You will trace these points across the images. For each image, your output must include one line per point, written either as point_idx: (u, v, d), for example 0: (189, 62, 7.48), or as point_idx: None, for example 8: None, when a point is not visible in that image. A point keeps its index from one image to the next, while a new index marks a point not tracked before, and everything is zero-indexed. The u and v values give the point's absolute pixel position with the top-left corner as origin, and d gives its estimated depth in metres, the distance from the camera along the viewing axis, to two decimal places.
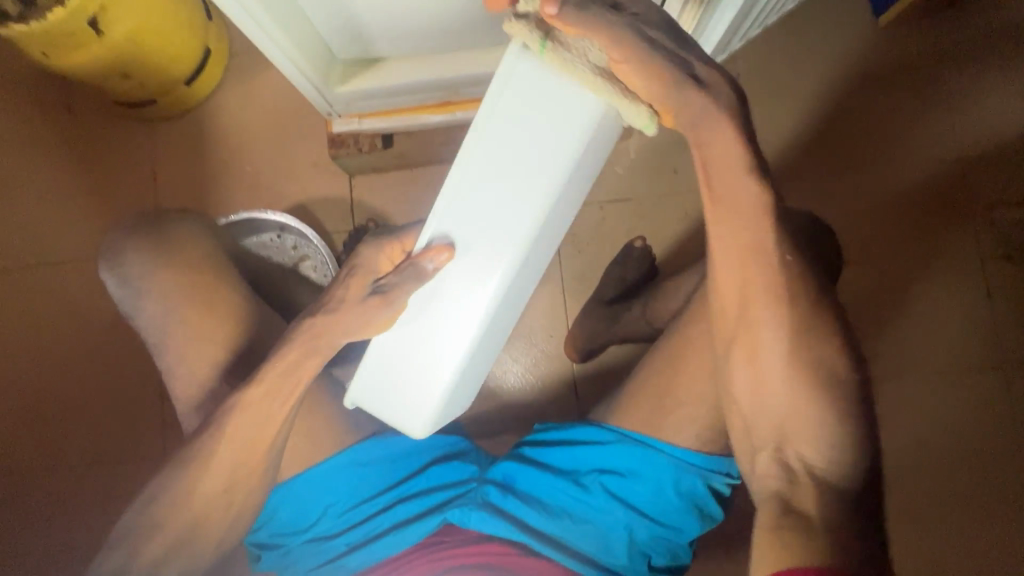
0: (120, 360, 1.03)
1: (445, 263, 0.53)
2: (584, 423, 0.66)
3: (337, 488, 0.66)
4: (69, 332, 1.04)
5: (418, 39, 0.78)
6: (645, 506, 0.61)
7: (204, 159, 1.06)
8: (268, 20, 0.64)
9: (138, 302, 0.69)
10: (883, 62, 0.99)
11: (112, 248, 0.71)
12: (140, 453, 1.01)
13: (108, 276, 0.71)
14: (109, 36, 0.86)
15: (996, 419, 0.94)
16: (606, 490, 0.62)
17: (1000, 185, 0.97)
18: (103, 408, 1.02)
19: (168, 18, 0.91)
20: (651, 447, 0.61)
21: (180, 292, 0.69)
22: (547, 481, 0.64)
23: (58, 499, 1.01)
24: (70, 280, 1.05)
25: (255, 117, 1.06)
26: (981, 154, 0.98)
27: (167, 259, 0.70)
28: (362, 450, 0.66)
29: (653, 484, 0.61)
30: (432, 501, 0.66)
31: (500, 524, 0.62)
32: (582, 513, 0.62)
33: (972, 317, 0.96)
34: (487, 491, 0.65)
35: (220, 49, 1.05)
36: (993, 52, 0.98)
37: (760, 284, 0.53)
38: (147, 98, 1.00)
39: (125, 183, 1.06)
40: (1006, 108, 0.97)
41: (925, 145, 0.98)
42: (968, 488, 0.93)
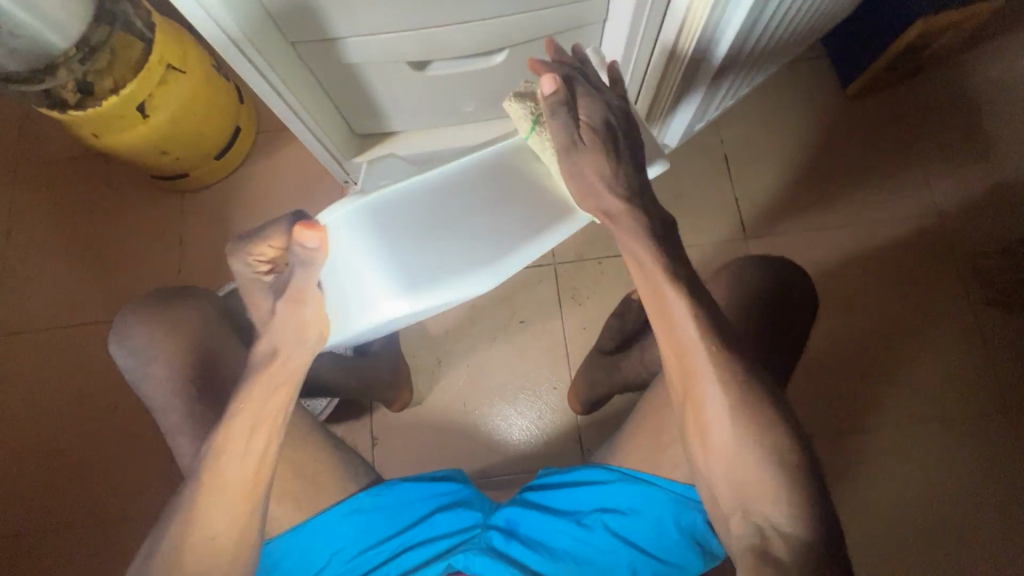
0: (137, 414, 1.06)
1: (317, 243, 0.49)
2: (586, 464, 0.68)
3: (341, 536, 0.66)
4: (90, 390, 1.08)
5: (428, 117, 0.87)
6: (648, 545, 0.62)
7: (228, 223, 1.15)
8: (296, 103, 0.74)
9: (156, 355, 0.72)
10: (854, 126, 1.08)
11: (120, 321, 0.74)
12: (149, 511, 1.02)
13: (116, 349, 0.74)
14: (154, 119, 0.97)
15: (1005, 467, 0.93)
16: (608, 529, 0.63)
17: (979, 235, 1.02)
18: (117, 463, 1.05)
19: (206, 102, 1.02)
20: (652, 485, 0.62)
21: (192, 350, 0.72)
22: (550, 523, 0.64)
23: (66, 555, 1.01)
24: (94, 338, 1.10)
25: (277, 186, 1.16)
26: (958, 207, 1.03)
27: (169, 327, 0.73)
28: (368, 496, 0.68)
29: (654, 521, 0.62)
30: (436, 549, 0.66)
31: (504, 569, 0.62)
32: (584, 555, 0.62)
33: (968, 363, 0.98)
34: (491, 536, 0.65)
35: (250, 126, 1.16)
36: (958, 116, 1.07)
37: (704, 361, 0.53)
38: (180, 171, 1.09)
39: (154, 247, 1.14)
40: (976, 165, 1.05)
41: (903, 200, 1.05)
42: (983, 537, 0.91)
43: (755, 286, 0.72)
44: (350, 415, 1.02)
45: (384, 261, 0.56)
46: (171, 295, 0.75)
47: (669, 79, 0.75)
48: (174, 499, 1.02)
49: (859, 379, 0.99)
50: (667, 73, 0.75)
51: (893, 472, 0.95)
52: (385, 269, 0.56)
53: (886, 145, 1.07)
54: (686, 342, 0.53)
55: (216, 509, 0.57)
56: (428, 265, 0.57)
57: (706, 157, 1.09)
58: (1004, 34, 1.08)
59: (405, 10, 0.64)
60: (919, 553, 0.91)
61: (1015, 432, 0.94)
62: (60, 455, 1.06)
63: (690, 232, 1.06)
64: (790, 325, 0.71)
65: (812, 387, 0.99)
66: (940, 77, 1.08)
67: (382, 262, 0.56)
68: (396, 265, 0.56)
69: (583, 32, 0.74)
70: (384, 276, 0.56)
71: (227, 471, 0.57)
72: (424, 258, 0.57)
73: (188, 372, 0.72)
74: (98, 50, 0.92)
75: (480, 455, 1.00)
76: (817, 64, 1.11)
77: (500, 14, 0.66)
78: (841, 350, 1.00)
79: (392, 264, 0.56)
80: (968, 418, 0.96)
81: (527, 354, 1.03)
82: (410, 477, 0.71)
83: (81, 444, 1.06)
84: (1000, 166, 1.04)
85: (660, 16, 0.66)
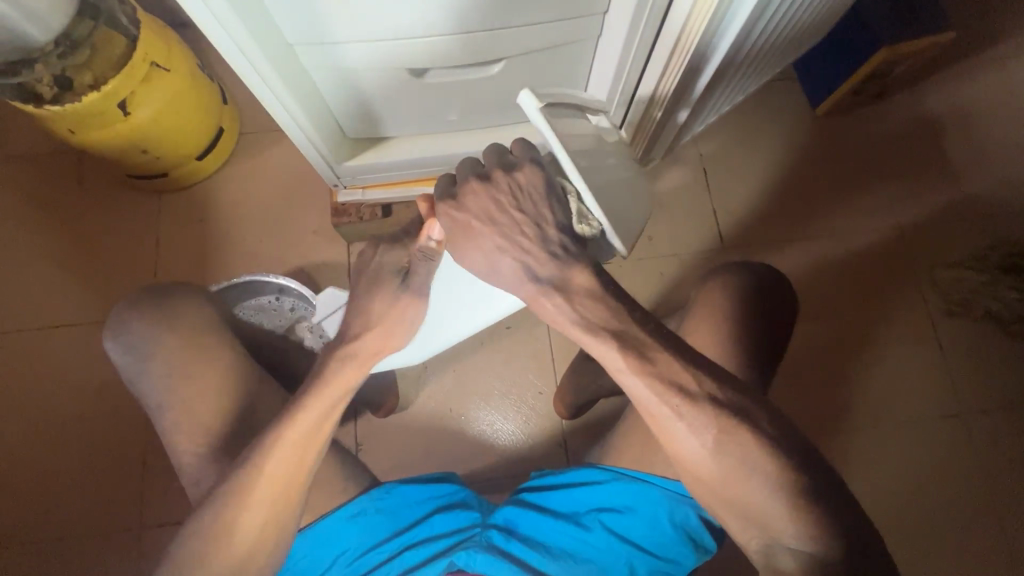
0: (108, 420, 1.02)
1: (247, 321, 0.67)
2: (581, 466, 0.70)
3: (341, 540, 0.67)
4: (61, 398, 1.04)
5: (421, 124, 0.89)
6: (643, 541, 0.64)
7: (208, 225, 1.12)
8: (292, 103, 0.74)
9: (147, 357, 0.71)
10: (823, 145, 1.15)
11: (116, 319, 0.73)
12: (120, 525, 0.98)
13: (111, 344, 0.73)
14: (135, 117, 0.94)
15: (962, 464, 1.00)
16: (606, 528, 0.64)
17: (936, 250, 1.09)
18: (86, 472, 1.01)
19: (190, 101, 1.00)
20: (648, 483, 0.64)
21: (185, 354, 0.71)
22: (548, 523, 0.66)
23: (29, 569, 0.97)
24: (65, 343, 1.06)
25: (259, 189, 1.14)
26: (916, 224, 1.11)
27: (172, 325, 0.72)
28: (369, 499, 0.68)
29: (649, 519, 0.64)
30: (438, 547, 0.65)
31: (504, 566, 0.62)
32: (583, 554, 0.63)
33: (928, 369, 1.04)
34: (491, 535, 0.65)
35: (232, 128, 1.14)
36: (916, 139, 1.14)
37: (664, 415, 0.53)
38: (159, 172, 1.07)
39: (130, 249, 1.11)
40: (933, 184, 1.12)
41: (870, 217, 1.11)
42: (942, 531, 0.97)
43: (739, 294, 0.75)
44: (334, 422, 1.00)
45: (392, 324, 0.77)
46: (170, 290, 0.75)
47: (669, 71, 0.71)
48: (144, 509, 0.98)
49: (829, 383, 1.04)
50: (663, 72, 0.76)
51: (860, 470, 1.00)
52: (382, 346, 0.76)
53: (851, 162, 1.14)
54: (633, 391, 0.53)
55: (260, 516, 0.58)
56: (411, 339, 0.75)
57: (686, 171, 1.13)
58: (956, 65, 1.16)
59: (406, 16, 0.65)
60: None
61: (970, 433, 1.01)
62: (24, 468, 1.01)
63: (670, 243, 1.10)
64: (772, 333, 0.74)
65: (784, 392, 1.04)
66: (900, 101, 1.16)
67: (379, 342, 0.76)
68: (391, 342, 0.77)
69: (576, 47, 0.76)
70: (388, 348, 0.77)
71: (288, 479, 0.59)
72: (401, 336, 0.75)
73: (174, 379, 0.70)
74: (79, 46, 0.89)
75: (466, 461, 1.00)
76: (790, 85, 1.17)
77: (501, 24, 0.68)
78: (812, 355, 1.06)
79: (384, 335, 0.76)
80: (928, 421, 1.02)
81: (513, 360, 1.04)
82: (407, 481, 0.72)
83: (48, 455, 1.01)
84: (953, 185, 1.12)
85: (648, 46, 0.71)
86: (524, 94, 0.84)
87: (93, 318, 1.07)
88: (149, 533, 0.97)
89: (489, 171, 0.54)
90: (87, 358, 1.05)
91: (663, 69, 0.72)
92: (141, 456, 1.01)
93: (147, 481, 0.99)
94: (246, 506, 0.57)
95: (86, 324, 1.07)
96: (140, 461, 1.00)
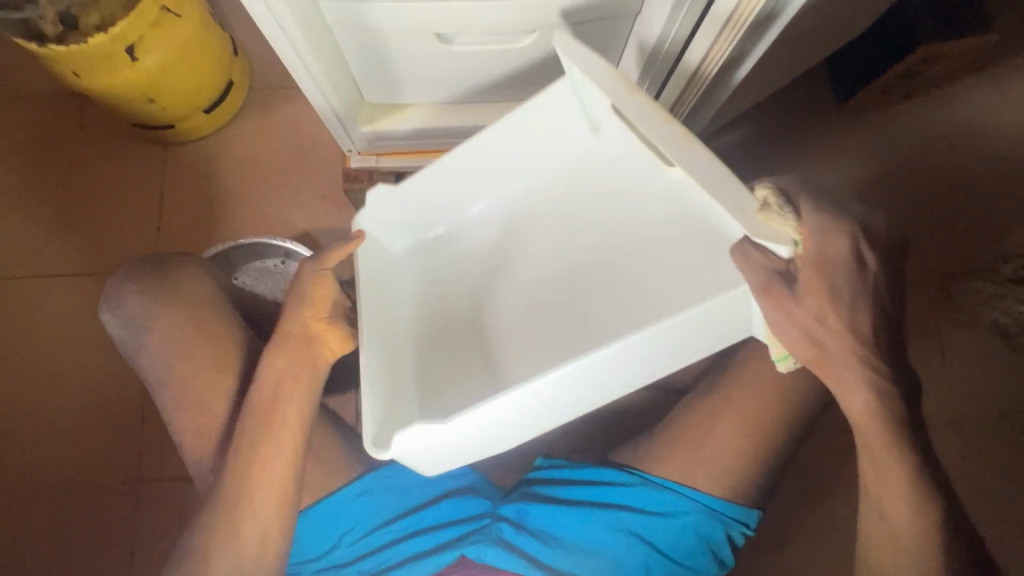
0: (110, 374, 1.02)
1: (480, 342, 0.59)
2: (603, 465, 0.70)
3: (354, 519, 0.69)
4: (62, 351, 1.03)
5: (443, 93, 0.85)
6: (664, 546, 0.66)
7: (215, 183, 1.09)
8: (311, 57, 0.70)
9: (148, 324, 0.70)
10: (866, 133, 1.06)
11: (111, 290, 0.72)
12: (119, 480, 0.98)
13: (108, 317, 0.71)
14: (142, 64, 0.90)
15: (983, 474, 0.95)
16: (627, 530, 0.66)
17: (970, 253, 1.01)
18: (88, 423, 1.00)
19: (199, 50, 0.96)
20: (679, 493, 0.66)
21: (186, 329, 0.70)
22: (563, 518, 0.67)
23: (30, 514, 0.98)
24: (66, 294, 1.04)
25: (268, 149, 1.10)
26: (950, 222, 1.02)
27: (171, 300, 0.71)
28: (375, 479, 0.69)
29: (675, 526, 0.66)
30: (450, 535, 0.68)
31: (513, 560, 0.65)
32: (596, 551, 0.66)
33: (958, 374, 0.98)
34: (501, 527, 0.68)
35: (242, 82, 1.09)
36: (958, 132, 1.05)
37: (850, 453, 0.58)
38: (165, 123, 1.03)
39: (133, 202, 1.08)
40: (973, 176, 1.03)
41: (913, 216, 1.02)
42: None
43: None
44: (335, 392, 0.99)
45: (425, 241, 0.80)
46: (169, 260, 0.74)
47: (714, 53, 0.70)
48: (144, 465, 0.98)
49: None
50: (706, 56, 0.71)
51: None
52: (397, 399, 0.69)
53: None
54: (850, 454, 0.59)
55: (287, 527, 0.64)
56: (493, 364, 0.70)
57: None
58: None
59: None
60: None
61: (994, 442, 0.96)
62: (25, 418, 1.01)
63: None
64: None
65: None
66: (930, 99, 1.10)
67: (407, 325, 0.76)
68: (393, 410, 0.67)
69: (614, 20, 0.73)
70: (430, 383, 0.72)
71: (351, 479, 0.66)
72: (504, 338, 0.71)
73: (178, 344, 0.70)
74: None
75: None
76: None
77: None
78: None
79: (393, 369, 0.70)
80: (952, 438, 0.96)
81: None
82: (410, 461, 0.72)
83: (48, 405, 1.01)
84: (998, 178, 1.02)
85: (692, 26, 0.68)
86: (554, 68, 0.81)
87: (94, 271, 1.05)
88: (148, 490, 0.97)
89: (863, 253, 0.51)
90: (88, 311, 1.03)
91: (706, 51, 0.70)
92: (142, 411, 1.00)
93: (148, 438, 0.99)
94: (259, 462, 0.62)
95: (86, 277, 1.05)
96: (141, 417, 1.00)
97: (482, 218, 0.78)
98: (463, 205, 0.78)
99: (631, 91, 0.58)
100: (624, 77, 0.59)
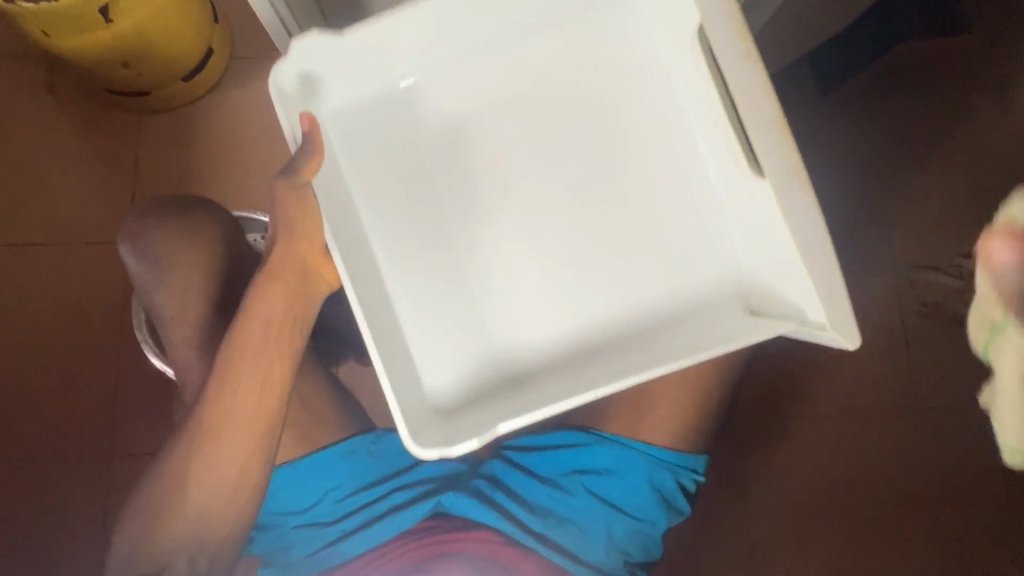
0: (80, 345, 1.00)
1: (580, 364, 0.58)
2: (561, 427, 0.70)
3: (335, 475, 0.68)
4: (29, 320, 1.01)
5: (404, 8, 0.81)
6: (619, 501, 0.67)
7: (192, 153, 1.06)
8: None
9: (164, 269, 0.71)
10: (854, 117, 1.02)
11: (133, 226, 0.73)
12: (91, 452, 0.97)
13: (128, 253, 0.72)
14: (118, 26, 0.87)
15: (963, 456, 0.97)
16: (586, 489, 0.68)
17: (940, 243, 1.00)
18: (58, 395, 0.99)
19: (177, 15, 0.93)
20: (630, 448, 0.67)
21: (205, 277, 0.71)
22: (530, 481, 0.69)
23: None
24: (33, 263, 1.02)
25: (249, 119, 1.08)
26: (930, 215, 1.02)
27: (195, 244, 0.72)
28: (364, 439, 0.69)
29: (628, 482, 0.67)
30: (421, 492, 0.69)
31: (489, 513, 0.67)
32: (562, 512, 0.68)
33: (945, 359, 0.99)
34: (478, 483, 0.69)
35: (223, 49, 1.06)
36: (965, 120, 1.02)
37: None
38: (141, 89, 1.00)
39: (105, 170, 1.05)
40: (956, 163, 1.02)
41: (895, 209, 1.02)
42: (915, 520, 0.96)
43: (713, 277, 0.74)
44: None
45: (367, 108, 0.69)
46: (194, 204, 0.75)
47: None
48: (116, 437, 0.97)
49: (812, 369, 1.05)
50: None
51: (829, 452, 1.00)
52: (374, 308, 0.64)
53: None
54: None
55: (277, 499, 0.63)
56: (475, 276, 0.67)
57: None
58: None
59: None
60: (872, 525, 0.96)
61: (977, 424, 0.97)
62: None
63: None
64: None
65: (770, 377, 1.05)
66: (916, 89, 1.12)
67: (361, 215, 0.67)
68: (390, 346, 0.64)
69: None
70: (400, 286, 0.67)
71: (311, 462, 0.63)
72: (497, 252, 0.67)
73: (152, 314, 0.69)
74: None
75: None
76: None
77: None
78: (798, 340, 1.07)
79: (382, 298, 0.66)
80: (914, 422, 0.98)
81: None
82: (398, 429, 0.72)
83: (17, 374, 0.99)
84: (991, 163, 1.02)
85: None
86: None
87: (63, 240, 1.02)
88: (120, 462, 0.96)
89: None
90: (57, 280, 1.01)
91: None
92: (113, 383, 0.99)
93: (121, 410, 0.98)
94: (224, 429, 0.61)
95: (55, 246, 1.02)
96: (111, 385, 0.99)
97: (446, 92, 0.69)
98: (409, 65, 0.69)
99: (747, 61, 0.60)
100: (745, 40, 0.60)
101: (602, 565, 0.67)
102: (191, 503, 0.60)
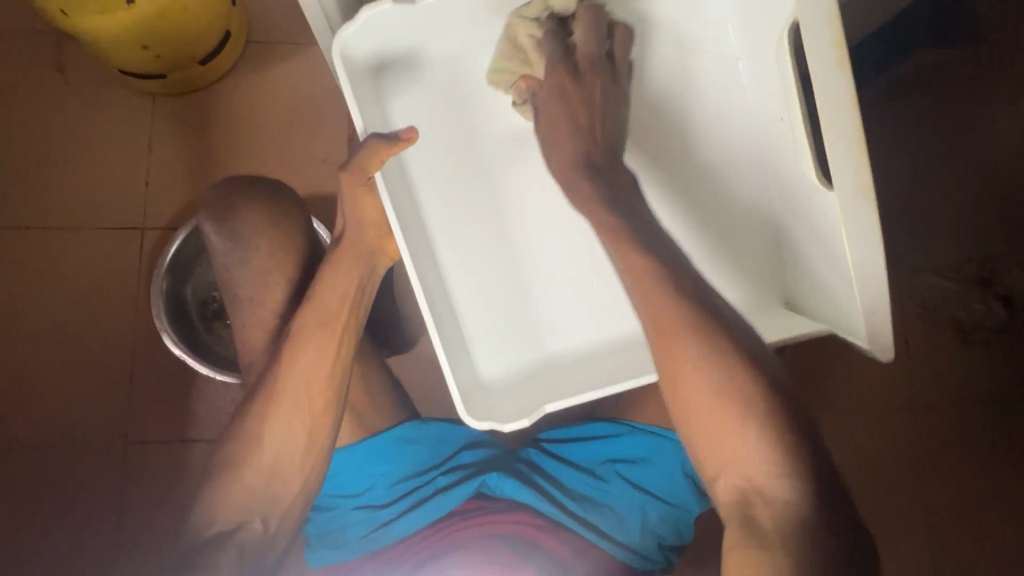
0: (95, 332, 0.99)
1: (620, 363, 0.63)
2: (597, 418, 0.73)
3: (383, 462, 0.70)
4: (43, 305, 0.99)
5: None
6: (655, 489, 0.69)
7: (208, 138, 1.05)
8: None
9: (240, 252, 0.71)
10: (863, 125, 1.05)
11: (217, 201, 0.73)
12: (107, 440, 0.96)
13: (208, 229, 0.72)
14: (139, 7, 0.82)
15: (956, 448, 1.02)
16: (621, 477, 0.70)
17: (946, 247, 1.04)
18: (72, 381, 0.98)
19: None
20: (662, 437, 0.69)
21: (272, 266, 0.72)
22: (567, 468, 0.71)
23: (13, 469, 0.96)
24: (46, 246, 1.00)
25: (266, 105, 1.06)
26: (937, 219, 1.05)
27: (273, 231, 0.72)
28: (412, 428, 0.71)
29: (662, 469, 0.69)
30: (464, 476, 0.71)
31: (528, 493, 0.69)
32: (599, 498, 0.69)
33: (944, 359, 1.03)
34: (517, 466, 0.72)
35: (241, 33, 1.04)
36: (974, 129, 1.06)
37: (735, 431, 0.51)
38: (157, 71, 0.98)
39: (118, 154, 1.03)
40: (964, 171, 1.05)
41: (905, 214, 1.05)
42: (912, 509, 1.01)
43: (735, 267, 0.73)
44: None
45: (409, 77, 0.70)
46: (276, 190, 0.75)
47: None
48: (134, 424, 0.97)
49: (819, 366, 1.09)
50: None
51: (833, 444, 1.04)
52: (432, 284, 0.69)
53: None
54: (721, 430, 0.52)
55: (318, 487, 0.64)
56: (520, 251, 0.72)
57: None
58: None
59: None
60: (874, 512, 1.01)
61: (972, 419, 1.02)
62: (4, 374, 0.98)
63: None
64: None
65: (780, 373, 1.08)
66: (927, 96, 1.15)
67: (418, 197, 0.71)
68: (445, 321, 0.69)
69: None
70: (447, 252, 0.72)
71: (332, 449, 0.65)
72: (543, 234, 0.73)
73: None
74: None
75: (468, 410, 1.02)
76: None
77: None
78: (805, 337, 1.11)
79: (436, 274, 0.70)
80: (909, 419, 1.03)
81: None
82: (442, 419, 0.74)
83: (28, 361, 0.98)
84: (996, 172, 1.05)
85: None
86: None
87: (76, 224, 1.01)
88: (138, 448, 0.96)
89: None
90: (71, 264, 1.00)
91: None
92: (130, 370, 0.98)
93: (138, 397, 0.98)
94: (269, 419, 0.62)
95: (69, 229, 1.00)
96: (129, 373, 0.98)
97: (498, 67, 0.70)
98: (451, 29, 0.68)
99: (838, 68, 0.49)
100: (842, 47, 0.49)
101: (640, 551, 0.68)
102: (236, 491, 0.61)
